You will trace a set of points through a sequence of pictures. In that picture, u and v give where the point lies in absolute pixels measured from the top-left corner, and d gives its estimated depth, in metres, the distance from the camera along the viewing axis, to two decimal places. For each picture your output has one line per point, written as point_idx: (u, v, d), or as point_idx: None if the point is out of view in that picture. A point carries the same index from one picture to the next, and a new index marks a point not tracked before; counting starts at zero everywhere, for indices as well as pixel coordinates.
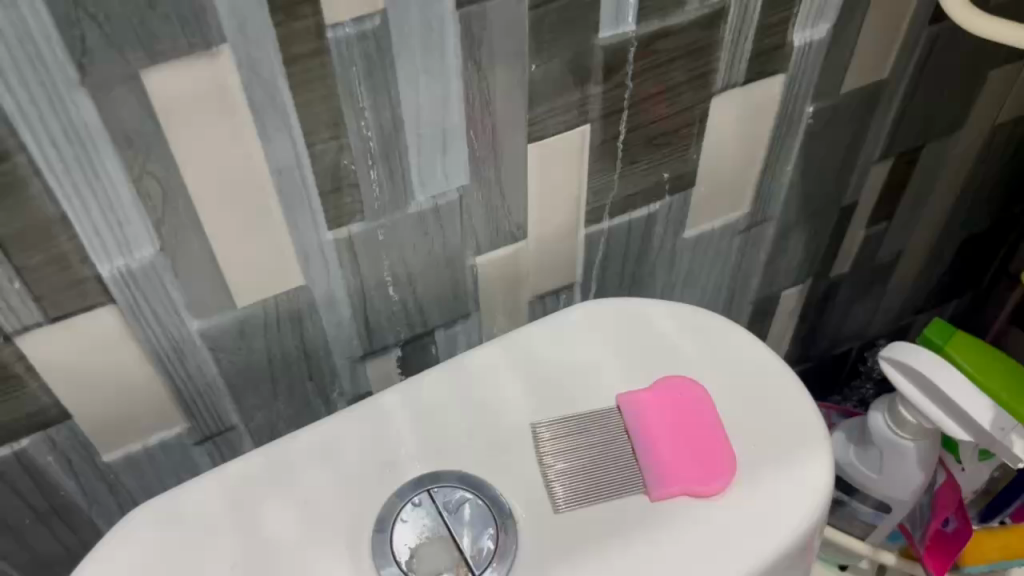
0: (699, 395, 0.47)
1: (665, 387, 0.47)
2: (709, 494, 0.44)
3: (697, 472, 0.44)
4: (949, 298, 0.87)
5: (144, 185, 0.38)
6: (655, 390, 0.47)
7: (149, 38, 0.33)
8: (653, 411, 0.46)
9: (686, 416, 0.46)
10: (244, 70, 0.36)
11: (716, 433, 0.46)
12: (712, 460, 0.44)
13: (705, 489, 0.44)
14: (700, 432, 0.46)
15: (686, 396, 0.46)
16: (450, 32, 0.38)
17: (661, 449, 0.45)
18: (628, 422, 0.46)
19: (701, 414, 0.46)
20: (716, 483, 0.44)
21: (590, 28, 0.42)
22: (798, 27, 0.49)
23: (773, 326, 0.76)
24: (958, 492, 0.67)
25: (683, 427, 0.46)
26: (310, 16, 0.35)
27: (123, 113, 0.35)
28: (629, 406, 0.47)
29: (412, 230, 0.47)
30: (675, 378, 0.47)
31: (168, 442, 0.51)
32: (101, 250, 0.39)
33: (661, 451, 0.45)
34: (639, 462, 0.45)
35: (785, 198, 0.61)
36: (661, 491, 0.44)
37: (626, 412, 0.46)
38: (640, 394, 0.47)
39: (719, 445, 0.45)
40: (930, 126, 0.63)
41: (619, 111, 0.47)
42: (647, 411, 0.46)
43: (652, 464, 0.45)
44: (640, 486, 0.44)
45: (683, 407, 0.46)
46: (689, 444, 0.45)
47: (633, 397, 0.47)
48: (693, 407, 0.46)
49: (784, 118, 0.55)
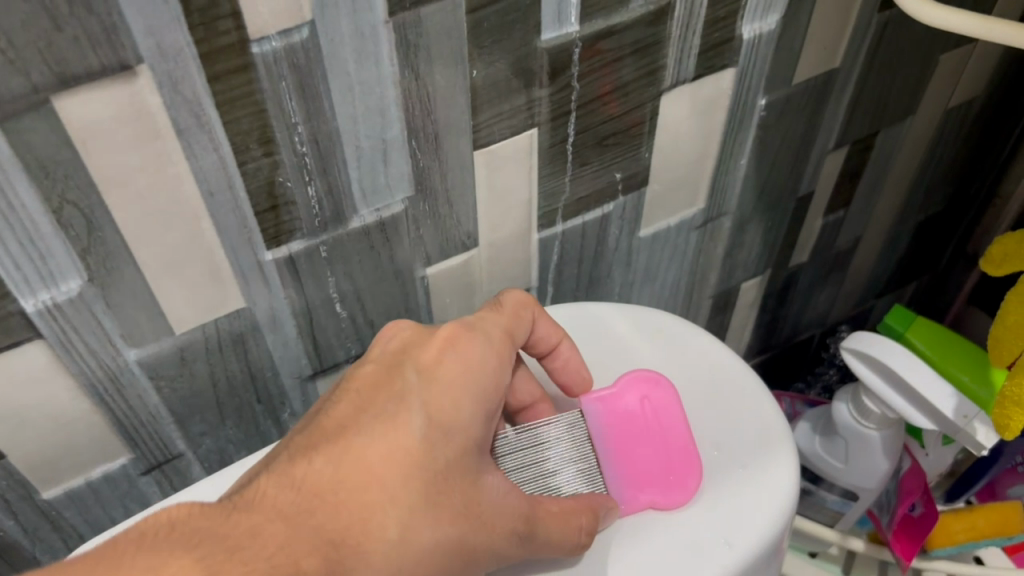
0: (665, 395, 0.44)
1: (633, 381, 0.44)
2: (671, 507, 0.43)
3: (663, 485, 0.43)
4: (906, 280, 0.87)
5: (66, 214, 0.35)
6: (622, 389, 0.44)
7: (57, 60, 0.31)
8: (617, 415, 0.44)
9: (654, 416, 0.44)
10: (165, 91, 0.34)
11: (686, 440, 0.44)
12: (679, 468, 0.43)
13: (670, 500, 0.43)
14: (671, 440, 0.44)
15: (655, 399, 0.44)
16: (383, 41, 0.37)
17: (631, 461, 0.43)
18: (592, 429, 0.44)
19: (671, 416, 0.44)
20: (680, 495, 0.43)
21: (532, 31, 0.40)
22: (746, 20, 0.48)
23: (734, 319, 0.75)
24: (923, 477, 0.67)
25: (649, 430, 0.44)
26: (232, 31, 0.33)
27: (35, 141, 0.32)
28: (594, 406, 0.44)
29: (357, 245, 0.45)
30: (643, 372, 0.45)
31: (111, 474, 0.49)
32: (23, 285, 0.37)
33: (629, 462, 0.43)
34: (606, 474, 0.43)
35: (740, 191, 0.60)
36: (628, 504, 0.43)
37: (592, 417, 0.44)
38: (609, 396, 0.44)
39: (687, 450, 0.43)
40: (883, 113, 0.62)
41: (567, 113, 0.46)
42: (612, 414, 0.44)
43: (619, 476, 0.43)
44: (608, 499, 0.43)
45: (649, 408, 0.44)
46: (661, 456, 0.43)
47: (598, 397, 0.44)
48: (664, 411, 0.44)
49: (736, 112, 0.54)
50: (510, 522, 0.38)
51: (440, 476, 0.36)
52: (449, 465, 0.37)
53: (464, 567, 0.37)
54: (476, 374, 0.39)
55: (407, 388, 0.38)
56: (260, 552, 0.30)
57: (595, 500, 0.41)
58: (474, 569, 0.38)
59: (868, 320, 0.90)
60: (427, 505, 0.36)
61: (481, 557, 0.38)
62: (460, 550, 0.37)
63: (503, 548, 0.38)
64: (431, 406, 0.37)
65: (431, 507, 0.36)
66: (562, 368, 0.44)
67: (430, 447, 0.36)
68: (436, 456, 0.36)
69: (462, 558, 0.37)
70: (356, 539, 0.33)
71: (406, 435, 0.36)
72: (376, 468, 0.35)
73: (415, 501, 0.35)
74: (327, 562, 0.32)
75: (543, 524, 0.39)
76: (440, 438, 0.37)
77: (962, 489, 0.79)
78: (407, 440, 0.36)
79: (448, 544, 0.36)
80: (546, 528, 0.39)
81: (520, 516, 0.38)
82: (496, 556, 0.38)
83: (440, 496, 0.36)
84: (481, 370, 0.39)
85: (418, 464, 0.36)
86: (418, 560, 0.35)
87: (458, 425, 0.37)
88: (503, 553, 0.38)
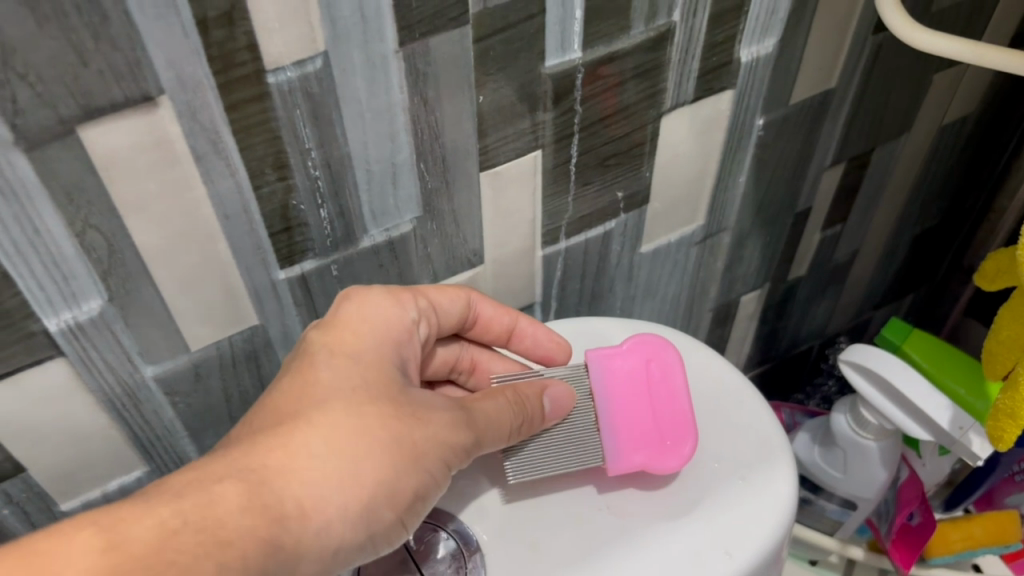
0: (671, 360, 0.46)
1: (639, 345, 0.46)
2: (665, 470, 0.44)
3: (656, 447, 0.44)
4: (904, 291, 0.88)
5: (88, 238, 0.37)
6: (629, 350, 0.46)
7: (83, 93, 0.32)
8: (620, 374, 0.45)
9: (656, 382, 0.45)
10: (184, 119, 0.35)
11: (683, 406, 0.45)
12: (673, 433, 0.44)
13: (663, 465, 0.44)
14: (666, 403, 0.45)
15: (657, 365, 0.45)
16: (394, 70, 0.38)
17: (628, 422, 0.45)
18: (594, 383, 0.45)
19: (671, 382, 0.45)
20: (673, 460, 0.44)
21: (536, 58, 0.42)
22: (744, 44, 0.49)
23: (734, 331, 0.76)
24: (921, 487, 0.68)
25: (649, 391, 0.45)
26: (249, 63, 0.35)
27: (61, 169, 0.34)
28: (600, 364, 0.45)
29: (366, 264, 0.46)
30: (651, 337, 0.46)
31: (126, 487, 0.50)
32: (47, 306, 0.38)
33: (624, 421, 0.45)
34: (603, 434, 0.45)
35: (739, 207, 0.62)
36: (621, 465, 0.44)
37: (597, 376, 0.45)
38: (614, 358, 0.46)
39: (683, 418, 0.45)
40: (879, 130, 0.64)
41: (570, 135, 0.47)
42: (615, 373, 0.45)
43: (614, 437, 0.44)
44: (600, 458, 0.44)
45: (653, 370, 0.45)
46: (658, 419, 0.45)
47: (604, 354, 0.46)
48: (664, 377, 0.45)
49: (735, 131, 0.55)
50: (445, 419, 0.39)
51: (358, 390, 0.38)
52: (368, 381, 0.38)
53: (419, 464, 0.38)
54: (375, 311, 0.41)
55: (313, 341, 0.40)
56: (160, 494, 0.31)
57: (517, 388, 0.43)
58: (430, 470, 0.38)
59: (867, 331, 0.91)
60: (354, 415, 0.37)
61: (432, 453, 0.38)
62: (405, 445, 0.37)
63: (449, 442, 0.39)
64: (331, 344, 0.40)
65: (358, 416, 0.37)
66: (530, 347, 0.49)
67: (337, 374, 0.38)
68: (348, 377, 0.38)
69: (411, 454, 0.37)
70: (281, 464, 0.34)
71: (314, 373, 0.38)
72: (290, 409, 0.36)
73: (337, 414, 0.37)
74: (246, 487, 0.33)
75: (474, 410, 0.41)
76: (348, 364, 0.39)
77: (960, 498, 0.80)
78: (316, 377, 0.38)
79: (394, 443, 0.37)
80: (483, 412, 0.41)
81: (452, 408, 0.40)
82: (449, 456, 0.39)
83: (370, 403, 0.37)
84: (377, 305, 0.41)
85: (330, 388, 0.38)
86: (360, 464, 0.36)
87: (364, 350, 0.40)
88: (454, 452, 0.39)
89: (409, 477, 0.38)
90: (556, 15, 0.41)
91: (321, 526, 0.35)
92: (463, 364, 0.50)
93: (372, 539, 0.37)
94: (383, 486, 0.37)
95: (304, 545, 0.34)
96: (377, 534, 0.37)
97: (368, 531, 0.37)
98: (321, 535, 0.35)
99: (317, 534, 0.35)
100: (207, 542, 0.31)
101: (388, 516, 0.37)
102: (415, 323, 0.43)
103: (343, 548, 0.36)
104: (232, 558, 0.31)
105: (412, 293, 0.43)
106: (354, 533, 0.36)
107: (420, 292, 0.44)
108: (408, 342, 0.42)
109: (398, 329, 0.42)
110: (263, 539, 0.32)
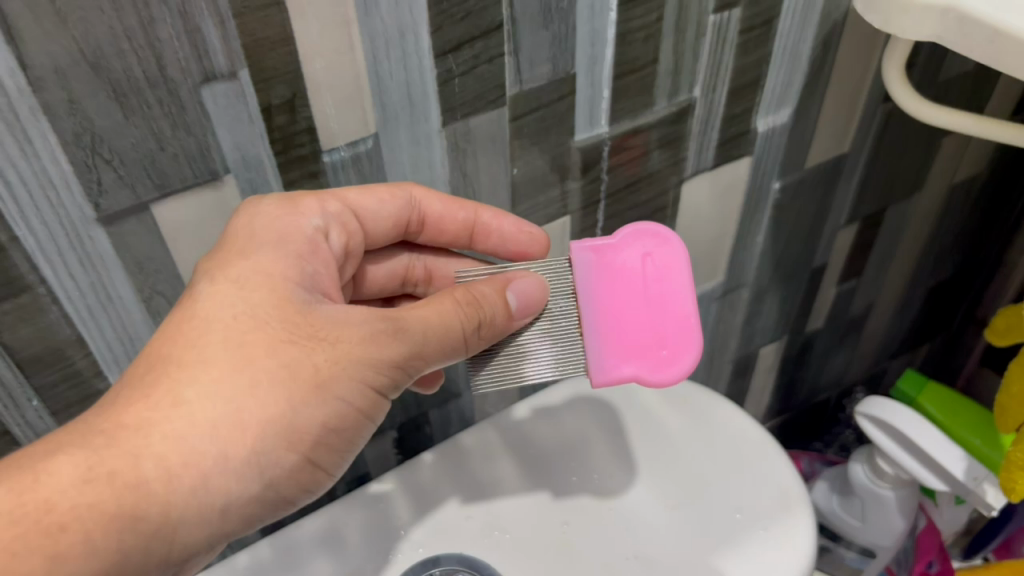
0: (672, 257, 0.42)
1: (636, 237, 0.42)
2: (661, 382, 0.42)
3: (653, 358, 0.41)
4: (920, 342, 0.90)
5: (154, 303, 0.40)
6: (624, 243, 0.42)
7: (160, 175, 0.35)
8: (610, 268, 0.41)
9: (654, 282, 0.41)
10: (246, 194, 0.38)
11: (686, 310, 0.42)
12: (673, 341, 0.41)
13: (658, 377, 0.41)
14: (665, 306, 0.41)
15: (656, 262, 0.42)
16: (436, 146, 0.41)
17: (620, 328, 0.41)
18: (579, 277, 0.41)
19: (672, 282, 0.42)
20: (671, 372, 0.41)
21: (566, 133, 0.45)
22: (761, 114, 0.52)
23: (754, 383, 0.78)
24: (937, 537, 0.72)
25: (644, 291, 0.41)
26: (307, 144, 0.38)
27: (134, 243, 0.37)
28: (589, 260, 0.41)
29: None
30: (651, 227, 0.42)
31: None
32: (113, 364, 0.41)
33: (612, 322, 0.41)
34: (589, 340, 0.41)
35: (757, 264, 0.64)
36: (610, 376, 0.41)
37: (583, 274, 0.41)
38: (603, 252, 0.41)
39: (686, 323, 0.41)
40: (890, 190, 0.66)
41: (596, 202, 0.50)
42: (605, 269, 0.41)
43: (603, 344, 0.41)
44: (584, 368, 0.41)
45: (650, 266, 0.42)
46: (655, 324, 0.41)
47: (594, 248, 0.41)
48: (665, 276, 0.42)
49: (752, 195, 0.58)
50: (361, 335, 0.36)
51: (240, 318, 0.35)
52: (259, 306, 0.35)
53: (321, 393, 0.35)
54: (278, 221, 0.37)
55: (203, 266, 0.37)
56: None
57: (471, 288, 0.39)
58: (341, 398, 0.36)
59: (884, 382, 0.93)
60: (235, 351, 0.34)
61: (341, 378, 0.35)
62: (303, 372, 0.34)
63: (366, 360, 0.36)
64: (214, 269, 0.36)
65: (238, 349, 0.34)
66: (498, 244, 0.45)
67: (215, 304, 0.35)
68: (230, 305, 0.35)
69: (311, 382, 0.35)
70: (136, 420, 0.32)
71: (195, 304, 0.35)
72: (159, 353, 0.34)
73: (214, 354, 0.34)
74: (91, 455, 0.31)
75: (401, 320, 0.37)
76: (231, 291, 0.36)
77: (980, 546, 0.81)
78: (198, 309, 0.35)
79: (287, 374, 0.34)
80: (420, 319, 0.37)
81: (369, 319, 0.36)
82: (365, 382, 0.36)
83: (255, 334, 0.34)
84: (279, 216, 0.37)
85: (209, 323, 0.35)
86: (244, 405, 0.33)
87: (255, 269, 0.37)
88: (375, 374, 0.36)
89: (312, 407, 0.35)
90: (586, 94, 0.44)
91: (196, 482, 0.32)
92: (417, 273, 0.50)
93: (271, 486, 0.35)
94: (278, 422, 0.34)
95: (174, 508, 0.32)
96: (279, 479, 0.35)
97: (264, 475, 0.34)
98: (199, 491, 0.33)
99: (191, 492, 0.32)
100: (25, 533, 0.29)
101: (289, 457, 0.35)
102: (321, 229, 0.39)
103: (233, 502, 0.34)
104: (67, 546, 0.30)
105: (316, 197, 0.39)
106: (244, 483, 0.34)
107: (333, 194, 0.40)
108: (313, 253, 0.39)
109: (296, 240, 0.38)
110: (111, 515, 0.31)
